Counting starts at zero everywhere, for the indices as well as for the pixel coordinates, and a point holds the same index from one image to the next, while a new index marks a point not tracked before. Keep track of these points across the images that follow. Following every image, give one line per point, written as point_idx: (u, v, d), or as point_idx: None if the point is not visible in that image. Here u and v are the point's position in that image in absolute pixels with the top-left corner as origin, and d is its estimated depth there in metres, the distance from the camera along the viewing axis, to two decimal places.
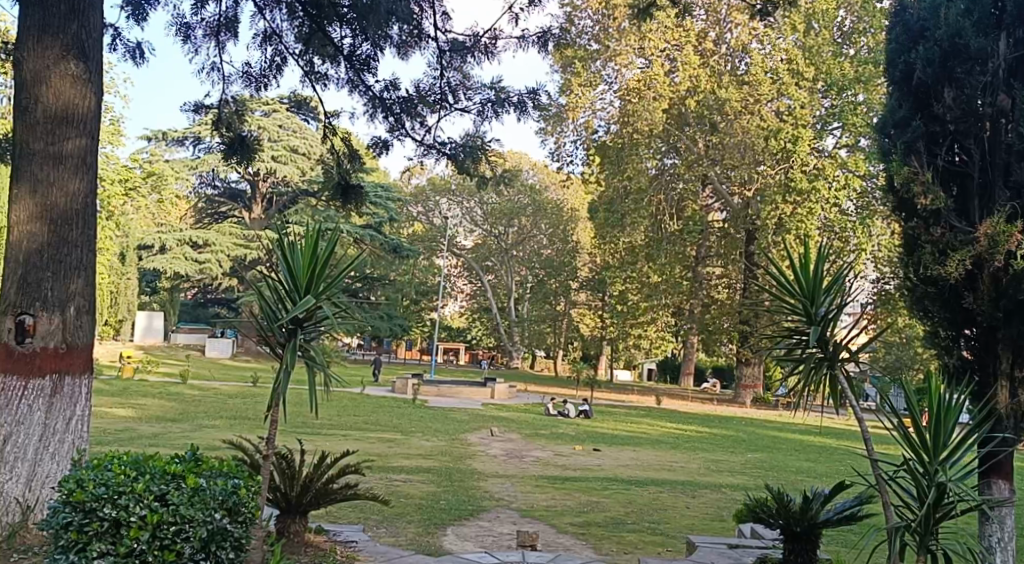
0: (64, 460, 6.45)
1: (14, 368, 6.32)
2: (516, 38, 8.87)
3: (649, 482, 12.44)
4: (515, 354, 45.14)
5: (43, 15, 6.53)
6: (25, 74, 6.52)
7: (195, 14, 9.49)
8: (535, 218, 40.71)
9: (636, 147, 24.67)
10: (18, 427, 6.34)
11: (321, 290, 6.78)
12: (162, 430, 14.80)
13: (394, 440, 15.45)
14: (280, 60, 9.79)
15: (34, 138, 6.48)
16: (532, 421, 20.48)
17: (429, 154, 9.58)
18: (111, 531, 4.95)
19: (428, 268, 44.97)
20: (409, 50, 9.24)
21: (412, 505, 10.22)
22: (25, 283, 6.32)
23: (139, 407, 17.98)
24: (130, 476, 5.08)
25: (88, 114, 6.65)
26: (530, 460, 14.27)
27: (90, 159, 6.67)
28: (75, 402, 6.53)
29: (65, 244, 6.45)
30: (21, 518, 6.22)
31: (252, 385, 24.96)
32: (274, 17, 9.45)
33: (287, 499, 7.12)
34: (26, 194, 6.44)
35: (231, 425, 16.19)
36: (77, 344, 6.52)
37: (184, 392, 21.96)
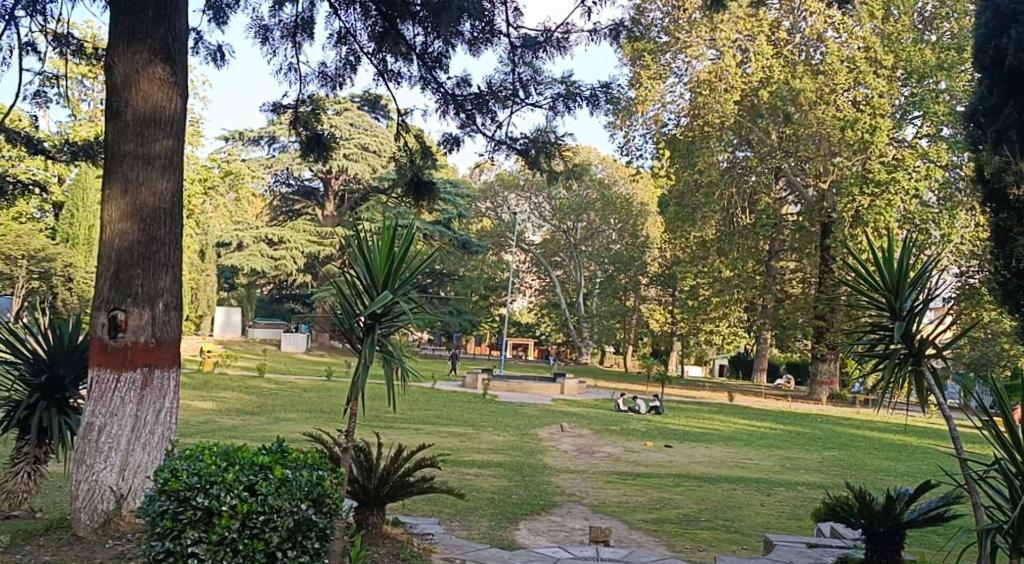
0: (155, 451, 6.67)
1: (107, 362, 6.58)
2: (589, 31, 8.84)
3: (723, 480, 12.30)
4: (585, 349, 45.05)
5: (132, 22, 6.75)
6: (116, 78, 6.75)
7: (273, 16, 9.70)
8: (604, 213, 40.55)
9: (707, 140, 24.39)
10: (111, 418, 6.57)
11: (397, 287, 6.91)
12: (242, 422, 15.19)
13: (466, 434, 15.60)
14: (354, 59, 9.95)
15: (124, 140, 6.70)
16: (603, 416, 20.40)
17: (500, 151, 9.60)
18: (204, 520, 5.11)
19: (497, 264, 45.11)
20: (481, 47, 9.27)
21: (485, 499, 10.30)
22: (117, 279, 6.56)
23: (220, 400, 18.49)
24: (221, 466, 5.22)
25: (174, 116, 6.85)
26: (601, 456, 14.26)
27: (177, 160, 6.87)
28: (164, 395, 6.73)
29: (154, 242, 6.66)
30: (115, 505, 6.49)
31: (326, 379, 25.44)
32: (348, 18, 9.60)
33: (365, 490, 7.25)
34: (118, 194, 6.66)
35: (307, 418, 16.53)
36: (165, 339, 6.72)
37: (261, 385, 22.47)
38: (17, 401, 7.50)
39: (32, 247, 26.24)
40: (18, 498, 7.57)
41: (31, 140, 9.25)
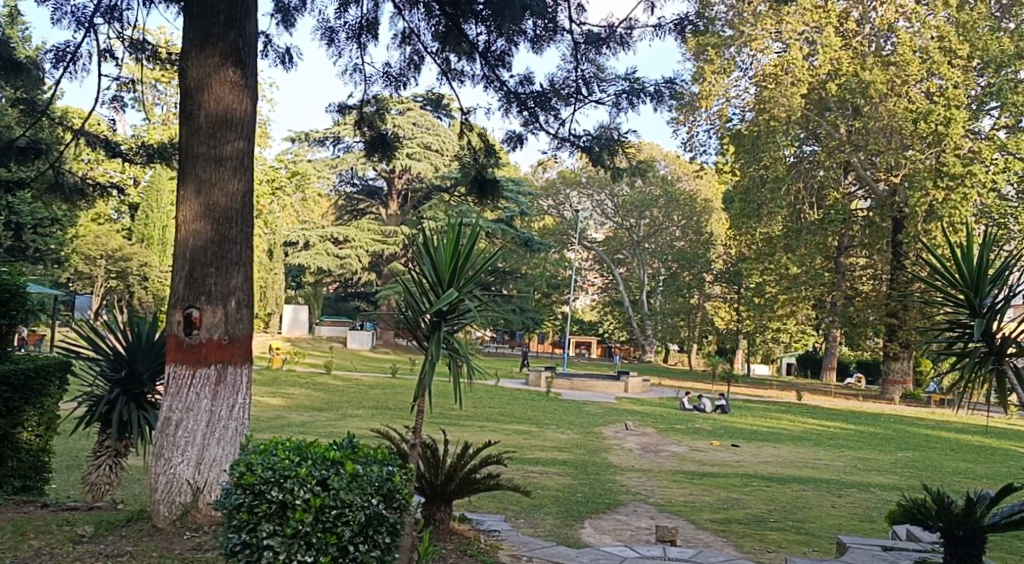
0: (229, 445, 6.82)
1: (183, 358, 6.75)
2: (653, 26, 8.76)
3: (793, 480, 12.11)
4: (649, 348, 44.71)
5: (204, 26, 6.90)
6: (190, 82, 6.91)
7: (338, 18, 9.83)
8: (667, 210, 40.10)
9: (773, 135, 23.81)
10: (188, 414, 6.74)
11: (463, 284, 6.96)
12: (309, 418, 15.42)
13: (530, 432, 15.61)
14: (418, 58, 10.02)
15: (197, 143, 6.86)
16: (667, 415, 20.22)
17: (563, 148, 9.56)
18: (279, 513, 5.22)
19: (559, 262, 45.13)
20: (544, 44, 9.25)
21: (550, 496, 10.31)
22: (192, 278, 6.72)
23: (288, 397, 18.81)
24: (294, 460, 5.32)
25: (245, 118, 6.99)
26: (666, 455, 14.14)
27: (247, 161, 7.01)
28: (237, 391, 6.87)
29: (227, 241, 6.81)
30: (192, 498, 6.66)
31: (391, 375, 25.68)
32: (412, 17, 9.68)
33: (431, 485, 7.32)
34: (191, 195, 6.82)
35: (373, 414, 16.72)
36: (238, 336, 6.86)
37: (328, 382, 22.80)
38: (99, 397, 7.78)
39: (111, 247, 27.53)
40: (101, 489, 7.84)
41: (108, 142, 9.52)
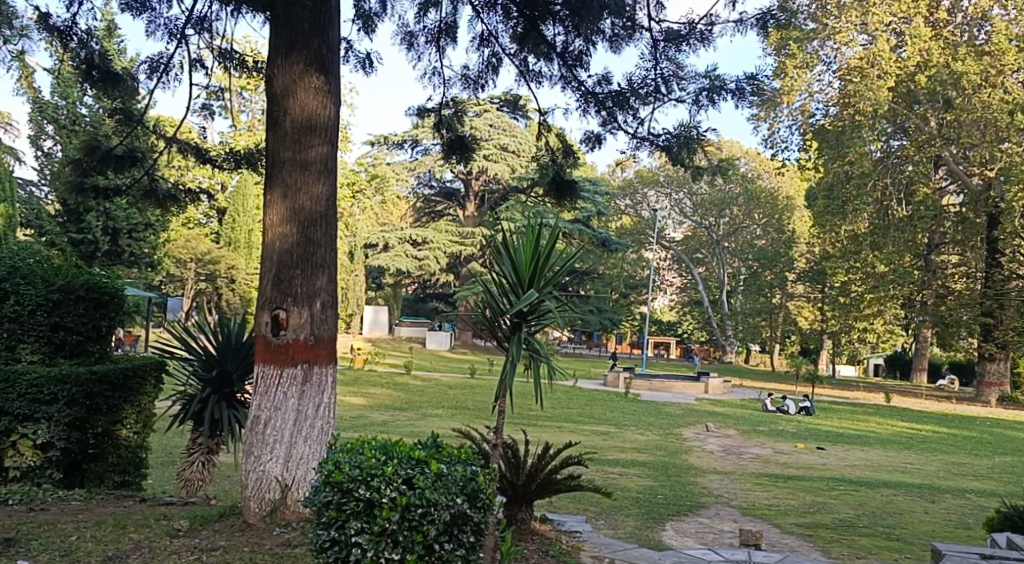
0: (316, 443, 6.96)
1: (271, 358, 6.91)
2: (734, 21, 8.63)
3: (883, 484, 11.79)
4: (729, 349, 44.06)
5: (290, 34, 7.05)
6: (276, 89, 7.07)
7: (418, 22, 9.94)
8: (748, 208, 39.26)
9: (858, 129, 23.20)
10: (276, 413, 6.90)
11: (543, 284, 7.01)
12: (391, 418, 15.65)
13: (609, 433, 15.53)
14: (496, 60, 10.06)
15: (283, 148, 7.02)
16: (749, 416, 19.91)
17: (642, 147, 9.48)
18: (366, 511, 5.29)
19: (637, 262, 44.83)
20: (622, 43, 9.17)
21: (631, 498, 10.24)
22: (279, 280, 6.88)
23: (370, 396, 19.10)
24: (380, 459, 5.40)
25: (329, 123, 7.12)
26: (749, 457, 13.91)
27: (332, 165, 7.14)
28: (323, 390, 7.00)
29: (312, 243, 6.95)
30: (280, 495, 6.83)
31: (470, 376, 25.86)
32: (491, 20, 9.74)
33: (512, 484, 7.34)
34: (278, 199, 6.98)
35: (453, 414, 16.88)
36: (323, 336, 7.00)
37: (408, 382, 23.11)
38: (192, 395, 8.05)
39: (200, 250, 28.44)
40: (194, 485, 8.10)
41: (199, 149, 9.82)
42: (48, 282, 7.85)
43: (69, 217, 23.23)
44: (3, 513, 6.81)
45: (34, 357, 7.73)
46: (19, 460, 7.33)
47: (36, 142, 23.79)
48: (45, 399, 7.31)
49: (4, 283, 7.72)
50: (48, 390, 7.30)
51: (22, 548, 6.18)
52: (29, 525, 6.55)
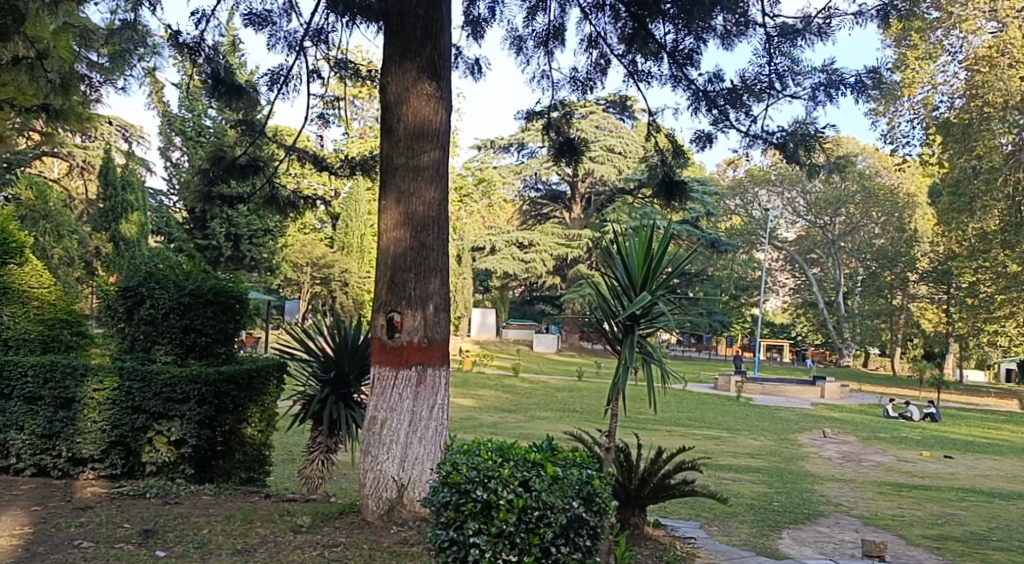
0: (430, 444, 7.06)
1: (387, 360, 7.04)
2: (854, 14, 8.35)
3: (1018, 496, 11.19)
4: (847, 352, 42.63)
5: (402, 42, 7.18)
6: (390, 97, 7.21)
7: (527, 26, 9.98)
8: (865, 205, 37.22)
9: (987, 121, 21.97)
10: (392, 413, 7.03)
11: (655, 287, 6.95)
12: (501, 419, 15.75)
13: (721, 437, 15.25)
14: (605, 62, 10.02)
15: (397, 154, 7.15)
16: (869, 423, 19.19)
17: (755, 145, 9.25)
18: (483, 512, 5.35)
19: (748, 263, 43.90)
20: (734, 40, 8.95)
21: (745, 504, 10.02)
22: (394, 283, 7.01)
23: (479, 398, 19.27)
24: (497, 461, 5.45)
25: (440, 129, 7.22)
26: (870, 465, 13.43)
27: (443, 170, 7.23)
28: (437, 392, 7.09)
29: (425, 247, 7.05)
30: (398, 494, 6.96)
31: (578, 378, 25.82)
32: (599, 21, 9.70)
33: (625, 489, 7.28)
34: (392, 204, 7.12)
35: (562, 416, 16.88)
36: (436, 338, 7.09)
37: (516, 384, 23.23)
38: (312, 395, 8.31)
39: (315, 255, 29.29)
40: (315, 482, 8.34)
41: (316, 157, 10.09)
42: (180, 286, 8.25)
43: (195, 223, 24.33)
44: (142, 505, 7.17)
45: (167, 357, 8.13)
46: (155, 456, 7.71)
47: (165, 153, 25.06)
48: (178, 398, 7.65)
49: (141, 288, 8.18)
50: (180, 389, 7.64)
51: (160, 539, 6.48)
52: (165, 518, 6.88)
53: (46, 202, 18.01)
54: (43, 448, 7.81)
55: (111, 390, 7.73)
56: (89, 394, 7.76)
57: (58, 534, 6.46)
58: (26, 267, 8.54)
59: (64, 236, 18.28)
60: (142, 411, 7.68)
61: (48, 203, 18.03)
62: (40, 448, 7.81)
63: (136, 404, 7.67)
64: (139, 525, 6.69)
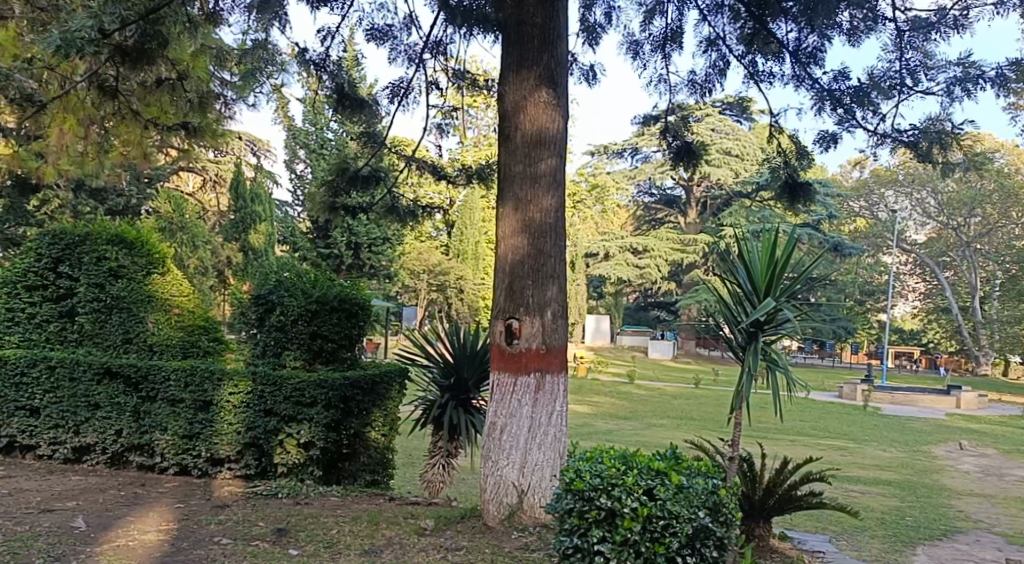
0: (550, 450, 7.09)
1: (506, 366, 7.11)
2: (993, 4, 7.97)
3: None
4: (983, 360, 40.57)
5: (520, 52, 7.25)
6: (507, 105, 7.29)
7: (643, 31, 9.93)
8: (1003, 205, 35.45)
9: None
10: (511, 419, 7.09)
11: (780, 293, 6.81)
12: (617, 426, 15.68)
13: (847, 448, 14.76)
14: (724, 63, 9.85)
15: (515, 161, 7.22)
16: (1010, 435, 18.21)
17: (883, 145, 8.94)
18: (608, 520, 5.34)
19: (874, 267, 42.35)
20: (861, 36, 8.68)
21: (875, 518, 9.66)
22: (512, 290, 7.08)
23: (594, 405, 19.23)
24: (621, 469, 5.43)
25: (558, 136, 7.25)
26: (1011, 479, 12.75)
27: (561, 176, 7.26)
28: (555, 398, 7.11)
29: (542, 254, 7.09)
30: (518, 499, 7.02)
31: (695, 386, 25.42)
32: (717, 22, 9.55)
33: (750, 502, 7.12)
34: (510, 212, 7.19)
35: (679, 424, 16.66)
36: (555, 345, 7.11)
37: (633, 391, 23.08)
38: (432, 401, 8.53)
39: (431, 262, 29.74)
40: (436, 486, 8.52)
41: (435, 166, 10.30)
42: (307, 294, 8.52)
43: (318, 233, 25.19)
44: (275, 504, 7.46)
45: (296, 363, 8.41)
46: (285, 457, 7.99)
47: (291, 165, 25.91)
48: (306, 402, 7.91)
49: (271, 296, 8.53)
50: (308, 393, 7.90)
51: (292, 538, 6.71)
52: (296, 517, 7.14)
53: (182, 214, 18.99)
54: (184, 448, 8.21)
55: (245, 393, 8.06)
56: (226, 397, 8.10)
57: (199, 531, 6.78)
58: (168, 277, 9.01)
59: (199, 246, 19.18)
60: (273, 413, 7.98)
61: (184, 215, 19.02)
62: (181, 448, 8.21)
63: (267, 407, 7.98)
64: (273, 524, 6.95)
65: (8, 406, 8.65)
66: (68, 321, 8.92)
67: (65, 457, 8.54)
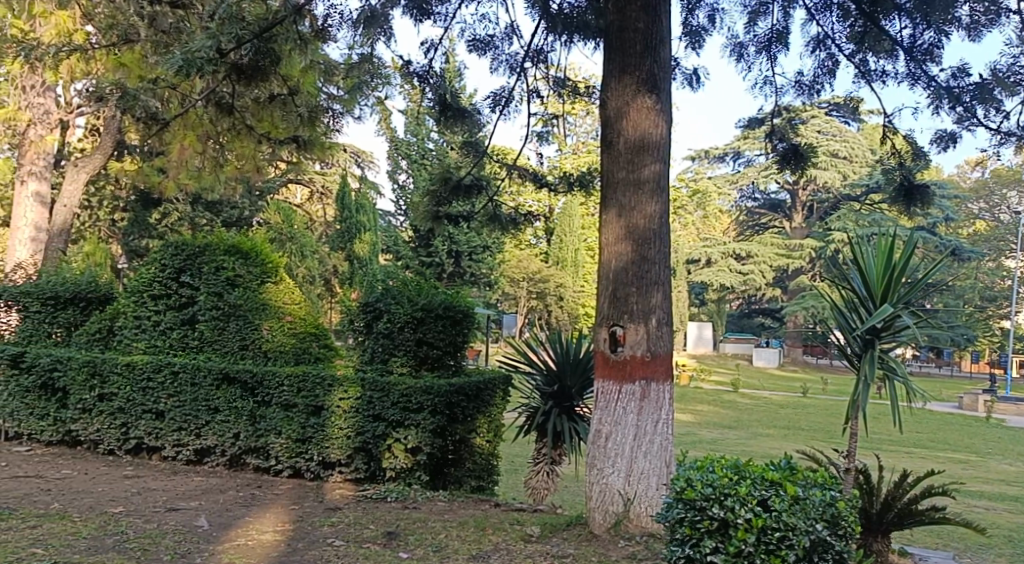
0: (656, 458, 7.01)
1: (610, 374, 7.07)
2: None
3: None
4: None
5: (622, 57, 7.21)
6: (610, 111, 7.27)
7: (748, 32, 9.75)
8: None
9: None
10: (617, 427, 7.04)
11: (897, 299, 6.59)
12: (722, 436, 15.41)
13: (969, 461, 14.12)
14: (833, 63, 9.57)
15: (618, 168, 7.19)
16: None
17: (1007, 143, 8.53)
18: (721, 531, 5.25)
19: (995, 271, 40.41)
20: (982, 31, 8.36)
21: (1002, 535, 9.20)
22: (616, 297, 7.03)
23: (698, 414, 18.94)
24: (733, 479, 5.33)
25: (661, 141, 7.17)
26: None
27: (665, 182, 7.19)
28: (661, 406, 7.03)
29: (646, 261, 7.03)
30: (624, 508, 6.97)
31: (802, 395, 24.78)
32: (826, 21, 9.28)
33: (867, 515, 6.88)
34: (613, 219, 7.16)
35: (787, 434, 16.25)
36: (660, 353, 7.03)
37: (738, 400, 22.61)
38: (535, 408, 8.60)
39: (531, 270, 29.81)
40: (540, 493, 8.52)
41: (536, 174, 10.31)
42: (414, 302, 8.65)
43: (420, 242, 25.62)
44: (384, 508, 7.60)
45: (402, 369, 8.55)
46: (394, 462, 8.12)
47: (393, 176, 26.44)
48: (413, 408, 8.04)
49: (379, 304, 8.70)
50: (415, 399, 8.02)
51: (402, 541, 6.82)
52: (405, 521, 7.25)
53: (291, 224, 19.60)
54: (298, 451, 8.44)
55: (355, 398, 8.25)
56: (337, 402, 8.31)
57: (314, 532, 6.96)
58: (281, 286, 9.29)
59: (307, 255, 19.72)
60: (381, 419, 8.14)
61: (292, 225, 19.62)
62: (295, 452, 8.45)
63: (376, 412, 8.14)
64: (383, 528, 7.08)
65: (135, 410, 9.07)
66: (189, 328, 9.31)
67: (188, 459, 8.91)
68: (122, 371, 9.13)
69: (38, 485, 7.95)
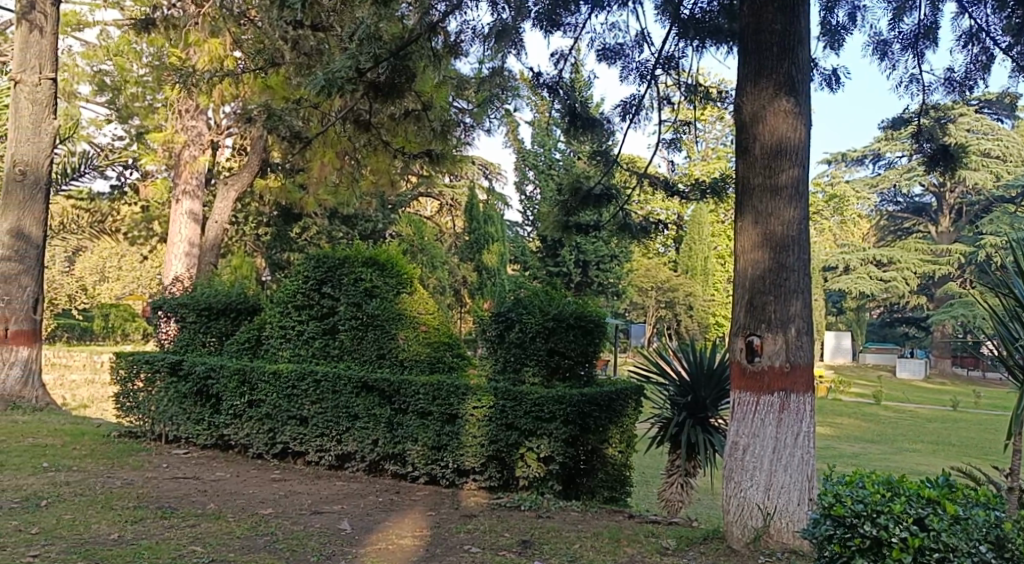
0: (796, 472, 6.78)
1: (748, 385, 6.88)
2: None
3: None
4: None
5: (759, 60, 7.03)
6: (745, 116, 7.10)
7: (893, 29, 9.36)
8: None
9: None
10: (755, 439, 6.85)
11: None
12: (864, 450, 14.78)
13: None
14: (987, 58, 9.07)
15: (754, 174, 7.01)
16: None
17: None
18: (874, 549, 5.03)
19: None
20: None
21: None
22: (752, 306, 6.86)
23: (838, 427, 18.24)
24: (885, 496, 5.13)
25: (800, 145, 6.96)
26: None
27: (804, 187, 6.96)
28: (801, 418, 6.80)
29: (784, 269, 6.82)
30: (763, 522, 6.77)
31: (951, 409, 23.53)
32: (979, 14, 8.82)
33: None
34: (749, 226, 6.98)
35: (936, 449, 15.42)
36: (799, 363, 6.80)
37: (880, 414, 21.61)
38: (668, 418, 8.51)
39: (660, 279, 29.44)
40: (675, 506, 8.39)
41: (667, 181, 10.16)
42: (545, 311, 8.63)
43: (548, 251, 25.79)
44: (519, 516, 7.64)
45: (535, 379, 8.58)
46: (527, 471, 8.18)
47: (521, 188, 26.68)
48: (545, 417, 8.05)
49: (511, 314, 8.75)
50: (547, 409, 8.03)
51: (538, 550, 6.83)
52: (539, 530, 7.25)
53: (422, 237, 20.07)
54: (433, 459, 8.58)
55: (488, 407, 8.31)
56: (470, 410, 8.39)
57: (451, 538, 7.06)
58: (416, 296, 9.48)
59: (438, 266, 20.10)
60: (514, 427, 8.19)
61: (423, 237, 20.07)
62: (431, 459, 8.59)
63: (508, 421, 8.19)
64: (517, 536, 7.11)
65: (282, 416, 9.43)
66: (330, 337, 9.63)
67: (330, 464, 9.21)
68: (268, 378, 9.52)
69: (196, 486, 8.39)
